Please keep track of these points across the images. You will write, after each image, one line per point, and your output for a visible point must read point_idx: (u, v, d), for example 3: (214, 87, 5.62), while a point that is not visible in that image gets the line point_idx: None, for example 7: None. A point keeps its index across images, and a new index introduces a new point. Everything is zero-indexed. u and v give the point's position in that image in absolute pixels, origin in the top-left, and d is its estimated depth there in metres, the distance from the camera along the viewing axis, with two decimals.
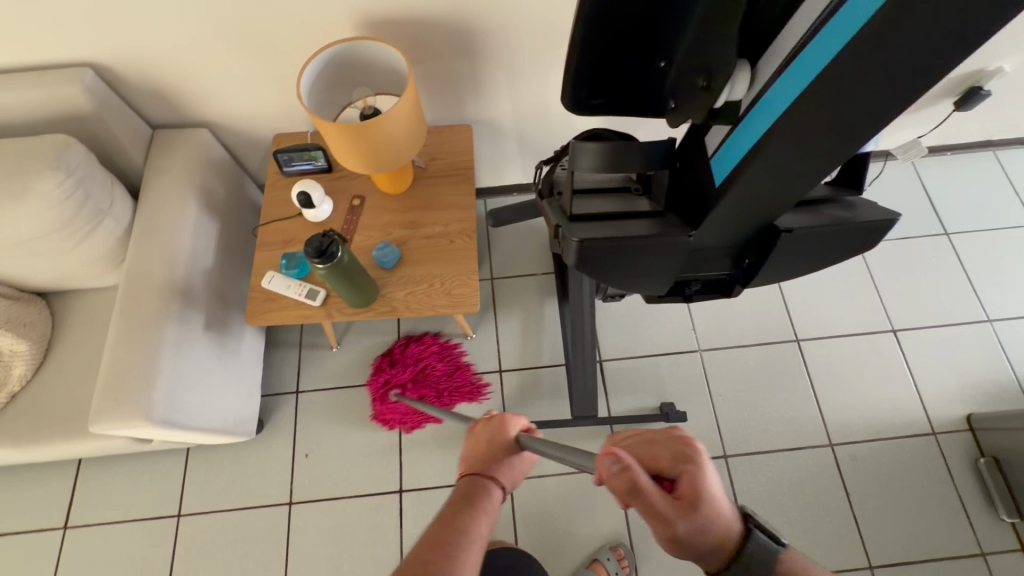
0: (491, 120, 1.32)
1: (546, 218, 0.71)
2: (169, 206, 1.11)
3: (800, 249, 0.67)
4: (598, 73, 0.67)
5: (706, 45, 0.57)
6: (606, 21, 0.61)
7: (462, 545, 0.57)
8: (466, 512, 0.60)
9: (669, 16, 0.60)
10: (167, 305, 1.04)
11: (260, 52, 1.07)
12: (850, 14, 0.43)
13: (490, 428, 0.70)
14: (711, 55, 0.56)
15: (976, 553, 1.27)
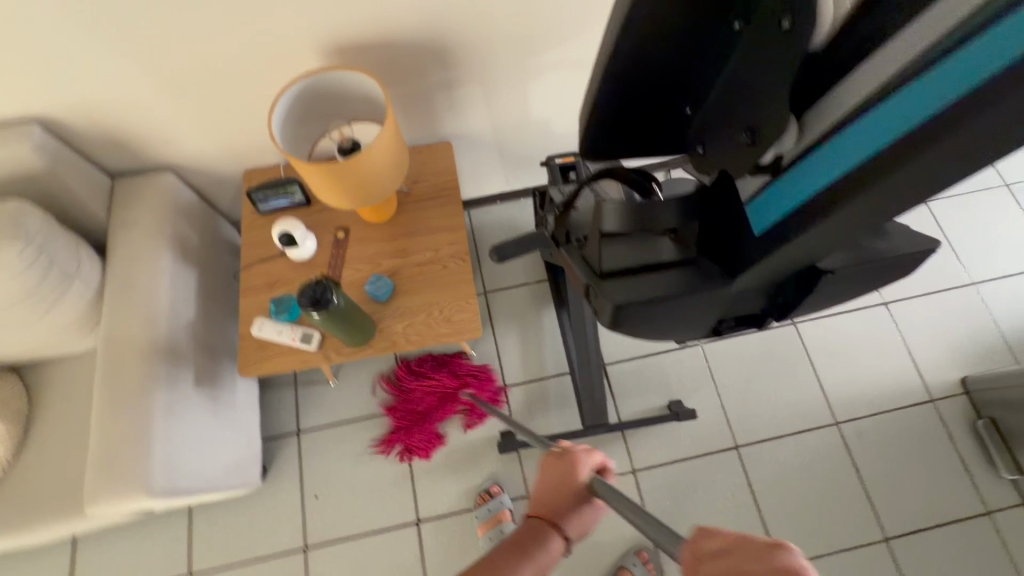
0: (472, 134, 1.28)
1: (571, 273, 0.68)
2: (142, 260, 1.05)
3: (839, 287, 0.60)
4: (621, 124, 0.67)
5: (749, 97, 0.57)
6: (635, 73, 0.61)
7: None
8: (520, 555, 0.61)
9: (698, 65, 0.61)
10: (154, 367, 0.98)
11: (223, 88, 1.01)
12: (935, 82, 0.41)
13: (562, 465, 0.67)
14: (753, 106, 0.56)
15: (983, 512, 1.31)
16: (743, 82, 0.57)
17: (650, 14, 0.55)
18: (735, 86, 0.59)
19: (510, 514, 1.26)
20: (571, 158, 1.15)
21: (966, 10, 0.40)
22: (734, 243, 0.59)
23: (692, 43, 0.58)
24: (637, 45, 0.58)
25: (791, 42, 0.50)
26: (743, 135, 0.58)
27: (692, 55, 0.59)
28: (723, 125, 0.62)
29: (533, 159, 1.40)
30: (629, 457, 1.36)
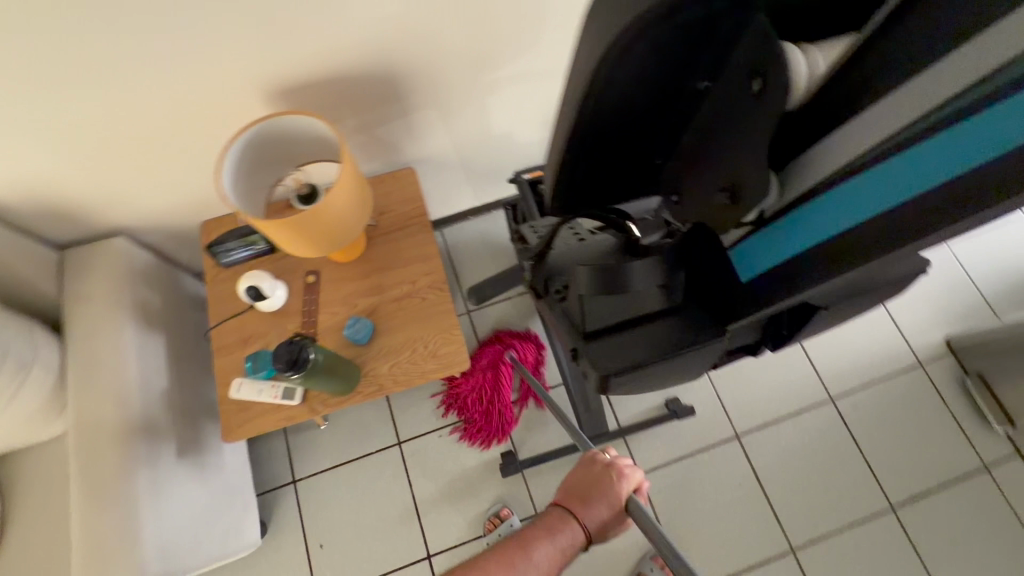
0: (434, 156, 1.24)
1: (555, 330, 0.67)
2: (101, 335, 0.99)
3: (832, 319, 0.59)
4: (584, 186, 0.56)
5: (728, 156, 0.49)
6: (599, 134, 0.49)
7: (530, 569, 0.70)
8: (546, 535, 0.72)
9: (663, 122, 0.50)
10: (130, 445, 0.93)
11: (164, 146, 0.95)
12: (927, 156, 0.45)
13: (603, 474, 0.75)
14: (737, 166, 0.50)
15: (981, 468, 1.33)
16: (716, 138, 0.49)
17: (603, 96, 0.43)
18: (707, 142, 0.49)
19: None
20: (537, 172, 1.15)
21: (976, 75, 0.41)
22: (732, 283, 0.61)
23: (654, 106, 0.47)
24: (590, 124, 0.47)
25: (774, 108, 0.44)
26: (727, 193, 0.52)
27: (655, 115, 0.49)
28: (702, 183, 0.54)
29: (500, 172, 1.37)
30: (634, 461, 1.35)
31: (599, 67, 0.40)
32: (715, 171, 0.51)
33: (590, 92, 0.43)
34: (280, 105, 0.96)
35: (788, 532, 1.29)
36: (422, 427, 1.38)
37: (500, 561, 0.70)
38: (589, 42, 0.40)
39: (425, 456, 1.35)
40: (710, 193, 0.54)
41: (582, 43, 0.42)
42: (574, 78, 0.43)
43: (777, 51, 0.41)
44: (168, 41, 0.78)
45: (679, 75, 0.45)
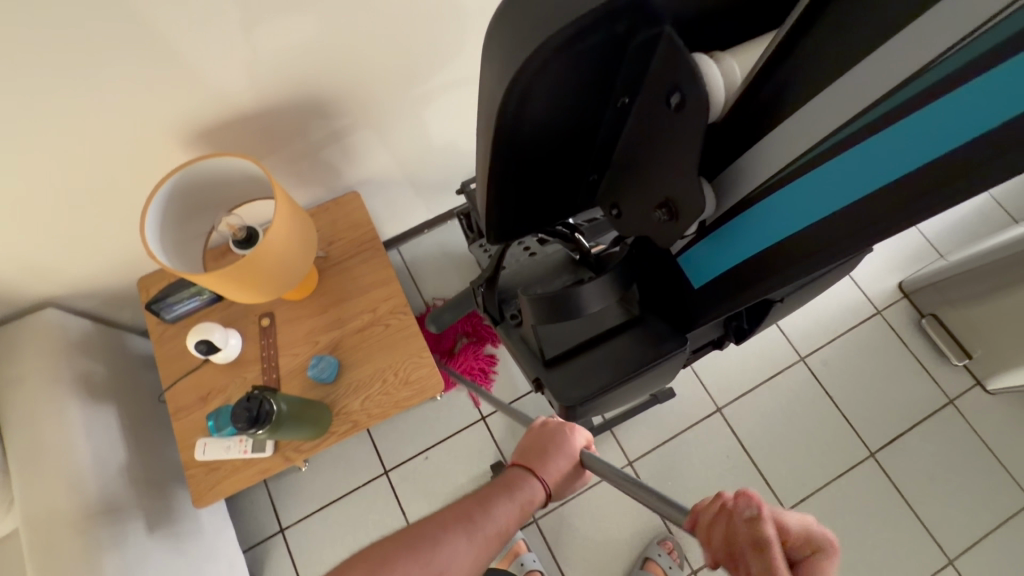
0: (378, 176, 1.20)
1: (513, 357, 0.65)
2: (41, 417, 0.91)
3: (788, 306, 0.60)
4: (523, 211, 0.54)
5: (656, 169, 0.45)
6: (525, 163, 0.47)
7: (489, 521, 0.63)
8: (502, 491, 0.67)
9: (591, 138, 0.48)
10: (90, 531, 0.86)
11: (81, 207, 0.88)
12: (872, 152, 0.38)
13: (554, 436, 0.75)
14: (666, 179, 0.45)
15: (947, 403, 1.40)
16: (644, 152, 0.46)
17: (519, 119, 0.42)
18: (637, 155, 0.47)
19: (525, 544, 1.26)
20: None
21: (919, 61, 0.34)
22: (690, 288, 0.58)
23: (577, 123, 0.45)
24: (512, 148, 0.45)
25: (692, 119, 0.39)
26: (659, 212, 0.46)
27: (581, 133, 0.47)
28: (634, 199, 0.50)
29: (448, 182, 1.34)
30: (622, 450, 1.36)
31: (513, 91, 0.39)
32: (649, 189, 0.47)
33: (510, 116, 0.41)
34: (204, 147, 0.90)
35: (780, 495, 1.32)
36: (407, 451, 1.34)
37: (456, 515, 0.62)
38: (498, 65, 0.39)
39: (415, 480, 1.31)
40: (645, 209, 0.48)
41: (492, 67, 0.40)
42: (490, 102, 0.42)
43: (685, 59, 0.37)
44: (63, 97, 0.72)
45: (598, 92, 0.43)
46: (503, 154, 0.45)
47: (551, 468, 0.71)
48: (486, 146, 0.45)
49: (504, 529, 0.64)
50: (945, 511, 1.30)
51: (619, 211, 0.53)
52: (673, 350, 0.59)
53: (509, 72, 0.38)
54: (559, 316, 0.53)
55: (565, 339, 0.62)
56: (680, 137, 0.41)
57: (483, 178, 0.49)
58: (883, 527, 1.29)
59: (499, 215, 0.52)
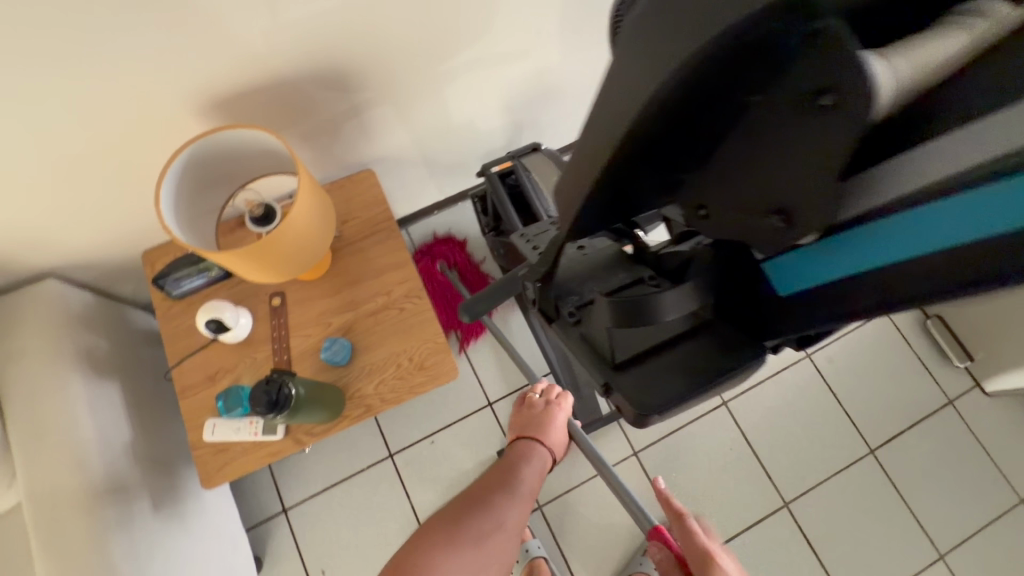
0: (394, 154, 1.16)
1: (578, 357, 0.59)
2: (43, 393, 0.88)
3: None
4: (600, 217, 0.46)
5: (773, 176, 0.36)
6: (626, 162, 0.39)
7: (523, 483, 0.82)
8: (524, 459, 0.86)
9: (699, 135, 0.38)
10: (95, 510, 0.84)
11: (87, 175, 0.84)
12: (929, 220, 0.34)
13: (545, 407, 0.96)
14: (786, 185, 0.36)
15: (947, 403, 1.42)
16: (756, 150, 0.37)
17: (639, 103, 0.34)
18: (747, 154, 0.37)
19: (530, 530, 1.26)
20: (507, 164, 1.13)
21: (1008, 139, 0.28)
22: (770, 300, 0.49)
23: (699, 117, 0.36)
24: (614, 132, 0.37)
25: (836, 133, 0.30)
26: (772, 217, 0.38)
27: (692, 130, 0.37)
28: (737, 200, 0.40)
29: (464, 163, 1.30)
30: (628, 441, 1.36)
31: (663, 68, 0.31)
32: (762, 186, 0.38)
33: (609, 110, 0.36)
34: (222, 118, 0.86)
35: (781, 488, 1.34)
36: (413, 435, 1.33)
37: (500, 488, 0.79)
38: (647, 38, 0.32)
39: (421, 464, 1.31)
40: (757, 211, 0.39)
41: (638, 46, 0.33)
42: (623, 77, 0.35)
43: (852, 61, 0.27)
44: (75, 57, 0.67)
45: (730, 89, 0.33)
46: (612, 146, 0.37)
47: (549, 434, 0.92)
48: (597, 129, 0.38)
49: (533, 492, 0.82)
50: (938, 508, 1.33)
51: (709, 211, 0.44)
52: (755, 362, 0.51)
53: (667, 46, 0.31)
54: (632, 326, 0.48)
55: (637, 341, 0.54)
56: (814, 146, 0.32)
57: (577, 168, 0.42)
58: (880, 521, 1.32)
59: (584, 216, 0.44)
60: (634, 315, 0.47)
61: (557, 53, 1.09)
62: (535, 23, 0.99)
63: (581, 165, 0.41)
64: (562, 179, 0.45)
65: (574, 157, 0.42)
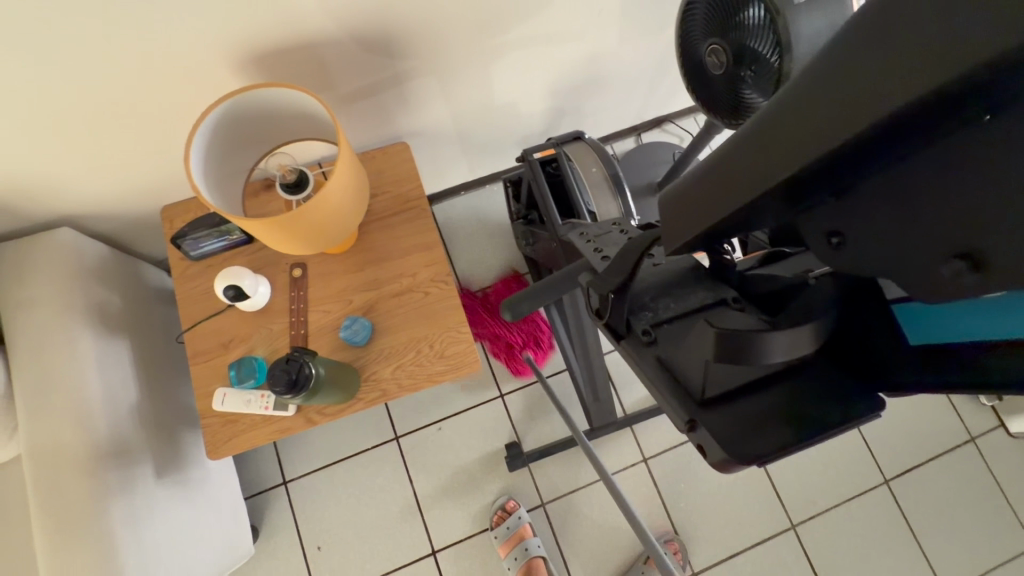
0: (429, 129, 1.10)
1: (646, 389, 0.44)
2: (51, 347, 0.84)
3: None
4: (715, 234, 0.37)
5: (942, 215, 0.27)
6: (771, 169, 0.30)
7: None
8: None
9: (844, 173, 0.29)
10: (96, 473, 0.81)
11: (112, 122, 0.79)
12: None
13: None
14: (966, 223, 0.26)
15: (968, 439, 1.38)
16: (926, 193, 0.27)
17: (816, 136, 0.27)
18: (908, 198, 0.28)
19: (530, 528, 1.19)
20: (549, 151, 1.07)
21: None
22: (883, 362, 0.38)
23: (857, 154, 0.27)
24: (770, 164, 0.30)
25: None
26: (950, 263, 0.27)
27: (841, 167, 0.28)
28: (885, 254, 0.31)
29: (499, 144, 1.24)
30: (638, 447, 1.33)
31: (858, 106, 0.24)
32: (938, 230, 0.27)
33: (779, 122, 0.29)
34: (259, 74, 0.81)
35: (790, 510, 1.30)
36: (421, 420, 1.30)
37: None
38: (840, 56, 0.25)
39: (426, 450, 1.28)
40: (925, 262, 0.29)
41: (835, 50, 0.25)
42: (795, 97, 0.28)
43: None
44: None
45: (901, 130, 0.25)
46: (769, 180, 0.30)
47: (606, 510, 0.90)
48: (745, 149, 0.31)
49: None
50: (947, 545, 1.30)
51: (844, 238, 0.32)
52: (869, 415, 0.37)
53: (867, 71, 0.24)
54: (722, 358, 0.36)
55: (731, 376, 0.40)
56: None
57: (703, 189, 0.35)
58: (887, 552, 1.29)
59: (703, 234, 0.37)
60: (729, 352, 0.35)
61: (612, 37, 1.02)
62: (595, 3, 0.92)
63: (712, 188, 0.34)
64: (685, 189, 0.37)
65: (706, 169, 0.35)
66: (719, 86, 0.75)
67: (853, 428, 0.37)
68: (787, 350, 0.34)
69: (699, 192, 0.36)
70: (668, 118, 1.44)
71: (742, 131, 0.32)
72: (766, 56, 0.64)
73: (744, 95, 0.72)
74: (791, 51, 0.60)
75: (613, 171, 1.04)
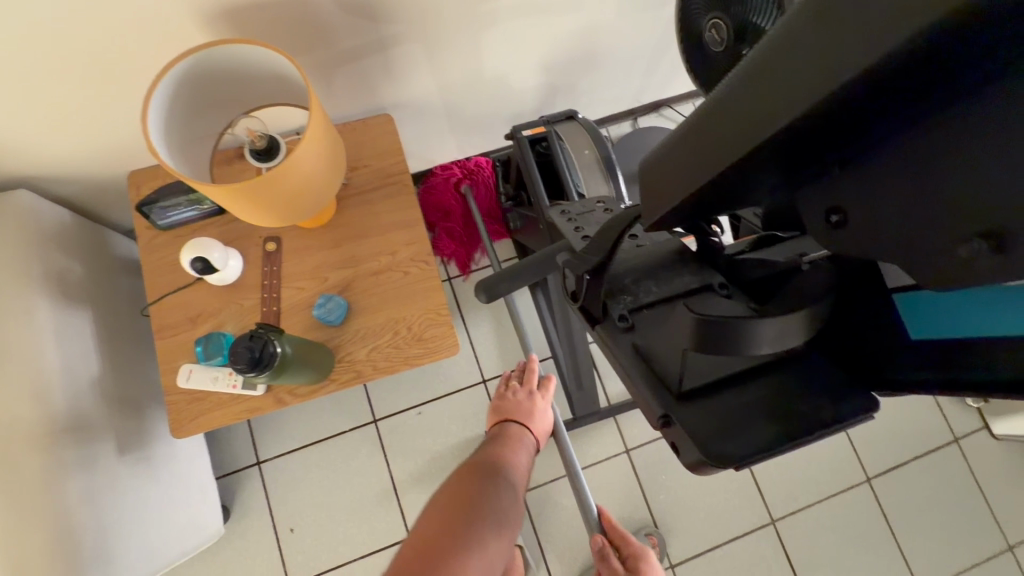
0: (415, 101, 1.05)
1: (621, 379, 0.41)
2: (4, 316, 0.80)
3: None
4: (698, 207, 0.33)
5: (963, 183, 0.23)
6: (759, 129, 0.26)
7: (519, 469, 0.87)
8: (509, 442, 0.91)
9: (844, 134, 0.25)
10: (50, 448, 0.77)
11: (68, 75, 0.73)
12: None
13: (529, 397, 0.98)
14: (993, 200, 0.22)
15: (951, 440, 1.37)
16: (943, 156, 0.24)
17: (809, 85, 0.23)
18: (922, 160, 0.25)
19: None
20: (540, 129, 1.02)
21: None
22: (879, 361, 0.35)
23: (859, 106, 0.23)
24: (757, 124, 0.26)
25: None
26: (969, 244, 0.24)
27: (842, 123, 0.24)
28: (886, 233, 0.27)
29: (489, 121, 1.19)
30: (621, 438, 1.31)
31: (858, 46, 0.21)
32: (956, 208, 0.24)
33: (770, 75, 0.25)
34: (230, 31, 0.76)
35: (770, 505, 1.30)
36: (400, 404, 1.27)
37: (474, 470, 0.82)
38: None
39: (405, 434, 1.25)
40: (937, 243, 0.25)
41: None
42: (784, 40, 0.24)
43: None
44: None
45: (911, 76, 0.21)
46: (758, 142, 0.26)
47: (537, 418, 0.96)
48: (727, 107, 0.28)
49: (523, 470, 0.88)
50: (924, 544, 1.30)
51: (843, 217, 0.29)
52: (865, 414, 0.34)
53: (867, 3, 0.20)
54: (702, 346, 0.32)
55: (712, 366, 0.37)
56: None
57: (683, 157, 0.32)
58: (864, 549, 1.29)
59: (685, 205, 0.34)
60: (709, 340, 0.32)
61: (609, 11, 0.97)
62: None
63: (693, 152, 0.31)
64: (662, 157, 0.34)
65: (688, 131, 0.31)
66: (720, 65, 0.71)
67: (844, 431, 0.34)
68: (772, 339, 0.31)
69: (681, 158, 0.32)
70: (666, 102, 1.39)
71: (727, 87, 0.28)
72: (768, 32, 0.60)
73: None
74: None
75: (605, 152, 1.00)
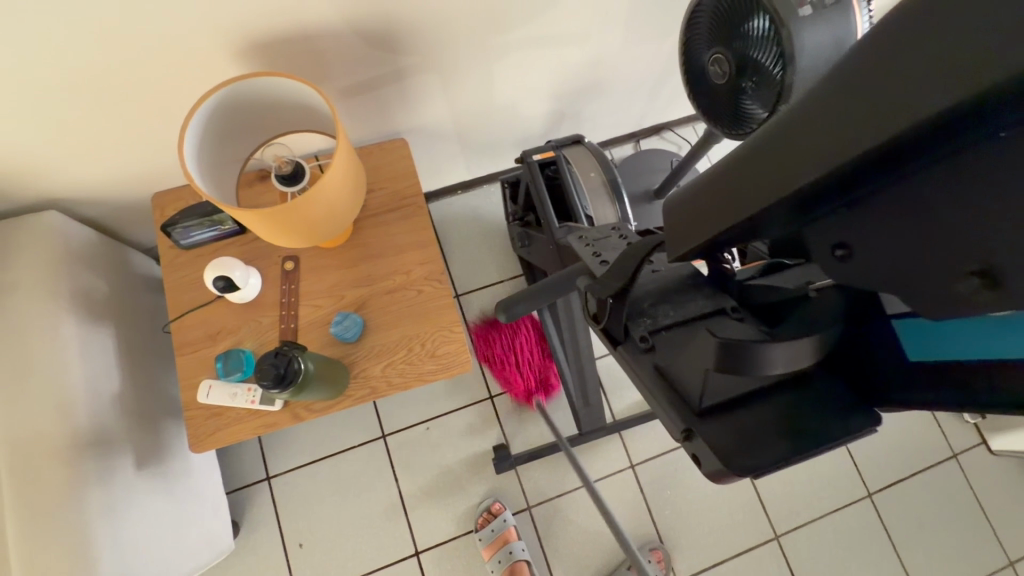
0: (429, 126, 1.09)
1: (644, 397, 0.44)
2: (31, 333, 0.82)
3: None
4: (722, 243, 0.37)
5: (959, 232, 0.26)
6: (783, 179, 0.29)
7: None
8: None
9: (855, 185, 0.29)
10: (73, 463, 0.79)
11: (104, 103, 0.77)
12: None
13: None
14: (981, 246, 0.26)
15: (950, 456, 1.39)
16: (942, 209, 0.27)
17: (824, 151, 0.27)
18: (918, 213, 0.28)
19: (515, 531, 1.18)
20: (549, 153, 1.06)
21: None
22: (883, 383, 0.38)
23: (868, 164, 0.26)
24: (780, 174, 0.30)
25: None
26: (962, 281, 0.27)
27: (853, 178, 0.27)
28: (890, 269, 0.31)
29: (498, 144, 1.24)
30: (626, 453, 1.33)
31: (868, 117, 0.24)
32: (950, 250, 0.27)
33: (791, 135, 0.28)
34: (259, 62, 0.80)
35: (774, 520, 1.31)
36: (409, 419, 1.29)
37: None
38: (858, 65, 0.25)
39: (414, 450, 1.27)
40: (934, 279, 0.29)
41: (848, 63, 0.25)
42: (805, 106, 0.28)
43: None
44: None
45: (918, 144, 0.24)
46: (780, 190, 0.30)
47: None
48: (754, 158, 0.31)
49: None
50: (926, 559, 1.32)
51: (848, 253, 0.33)
52: (870, 429, 0.37)
53: (889, 78, 0.23)
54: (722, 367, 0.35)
55: (729, 385, 0.40)
56: None
57: (709, 199, 0.35)
58: (867, 564, 1.30)
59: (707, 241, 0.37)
60: (729, 362, 0.35)
61: (616, 42, 1.02)
62: (601, 7, 0.92)
63: (718, 195, 0.34)
64: (690, 198, 0.37)
65: (715, 177, 0.34)
66: (721, 94, 0.75)
67: (847, 442, 0.37)
68: (786, 361, 0.34)
69: (707, 201, 0.35)
70: (667, 126, 1.44)
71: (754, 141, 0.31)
72: (769, 69, 0.65)
73: (747, 108, 0.72)
74: (794, 66, 0.61)
75: (612, 176, 1.03)
